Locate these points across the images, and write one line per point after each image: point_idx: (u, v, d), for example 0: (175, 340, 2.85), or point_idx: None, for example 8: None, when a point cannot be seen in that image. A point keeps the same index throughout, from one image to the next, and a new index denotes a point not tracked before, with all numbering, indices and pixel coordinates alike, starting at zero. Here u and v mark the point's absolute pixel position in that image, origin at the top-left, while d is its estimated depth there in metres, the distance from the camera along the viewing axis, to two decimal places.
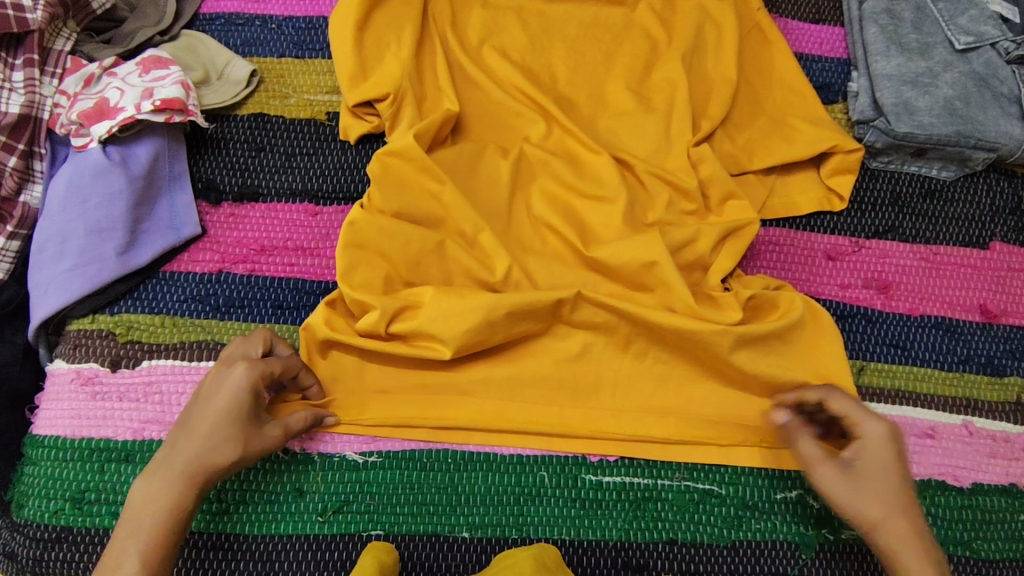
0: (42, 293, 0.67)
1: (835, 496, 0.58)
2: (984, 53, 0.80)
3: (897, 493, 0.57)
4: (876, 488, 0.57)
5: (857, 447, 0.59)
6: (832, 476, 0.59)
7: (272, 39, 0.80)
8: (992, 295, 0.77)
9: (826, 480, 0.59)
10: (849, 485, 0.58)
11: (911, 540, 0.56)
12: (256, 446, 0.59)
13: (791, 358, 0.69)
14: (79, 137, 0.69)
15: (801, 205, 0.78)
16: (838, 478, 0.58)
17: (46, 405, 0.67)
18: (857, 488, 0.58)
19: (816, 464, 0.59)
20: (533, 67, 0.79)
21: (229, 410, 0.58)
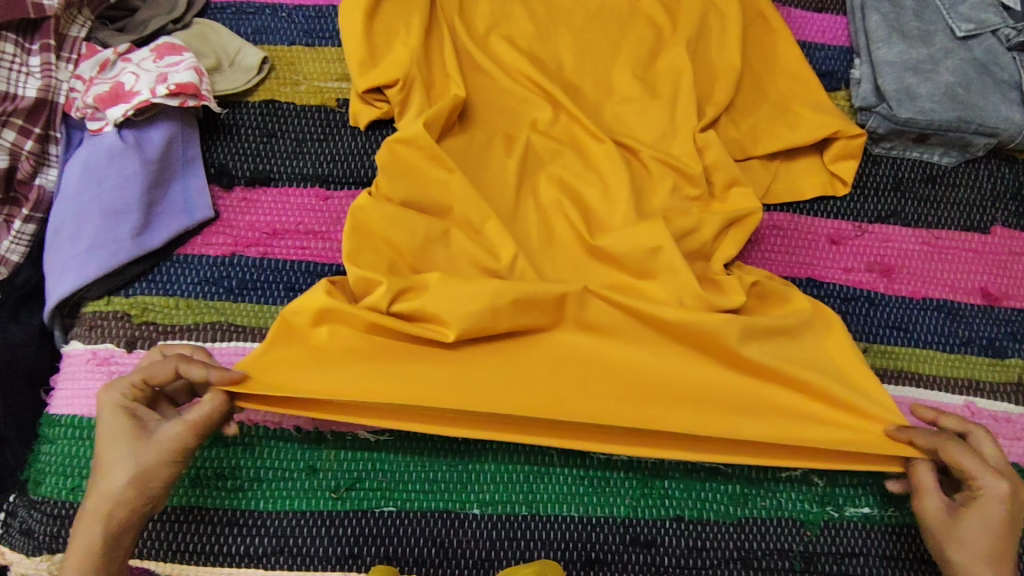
0: (57, 275, 0.68)
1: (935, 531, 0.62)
2: (984, 40, 0.81)
3: (998, 553, 0.60)
4: (974, 539, 0.60)
5: (972, 509, 0.61)
6: (933, 514, 0.62)
7: (282, 28, 0.81)
8: (993, 279, 0.78)
9: (929, 516, 0.62)
10: (945, 528, 0.61)
11: None
12: (148, 452, 0.59)
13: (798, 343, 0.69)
14: (94, 121, 0.71)
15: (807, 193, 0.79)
16: (956, 536, 0.61)
17: (62, 386, 0.68)
18: (968, 550, 0.60)
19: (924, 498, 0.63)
20: (539, 55, 0.81)
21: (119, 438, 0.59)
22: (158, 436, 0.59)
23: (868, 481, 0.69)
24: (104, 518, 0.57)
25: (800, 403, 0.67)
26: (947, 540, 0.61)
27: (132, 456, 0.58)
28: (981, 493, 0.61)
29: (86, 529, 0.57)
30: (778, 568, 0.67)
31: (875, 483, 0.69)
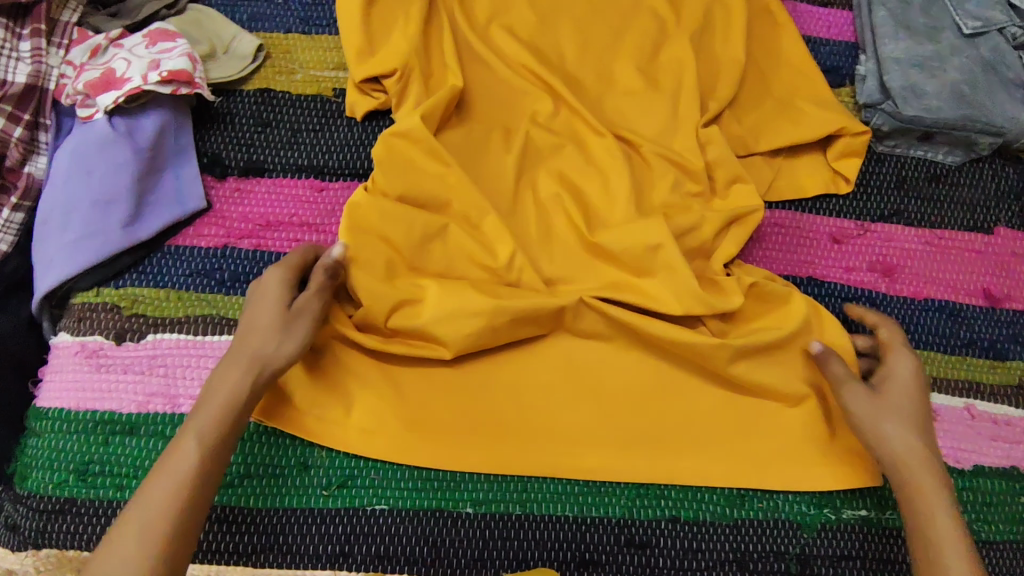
0: (46, 265, 0.67)
1: (862, 416, 0.63)
2: (991, 37, 0.80)
3: (911, 421, 0.62)
4: (901, 409, 0.62)
5: (884, 380, 0.65)
6: (859, 399, 0.63)
7: (278, 15, 0.79)
8: (996, 280, 0.77)
9: (855, 403, 0.63)
10: (873, 406, 0.63)
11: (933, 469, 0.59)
12: (296, 326, 0.61)
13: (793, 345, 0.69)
14: (85, 108, 0.68)
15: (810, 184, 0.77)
16: (858, 398, 0.63)
17: (50, 378, 0.67)
18: (875, 411, 0.62)
19: (847, 385, 0.64)
20: (540, 46, 0.79)
21: (273, 306, 0.61)
22: (299, 307, 0.62)
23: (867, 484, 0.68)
24: (245, 377, 0.58)
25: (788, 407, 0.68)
26: (853, 405, 0.63)
27: (282, 325, 0.61)
28: (889, 366, 0.66)
29: (223, 387, 0.58)
30: (773, 570, 0.66)
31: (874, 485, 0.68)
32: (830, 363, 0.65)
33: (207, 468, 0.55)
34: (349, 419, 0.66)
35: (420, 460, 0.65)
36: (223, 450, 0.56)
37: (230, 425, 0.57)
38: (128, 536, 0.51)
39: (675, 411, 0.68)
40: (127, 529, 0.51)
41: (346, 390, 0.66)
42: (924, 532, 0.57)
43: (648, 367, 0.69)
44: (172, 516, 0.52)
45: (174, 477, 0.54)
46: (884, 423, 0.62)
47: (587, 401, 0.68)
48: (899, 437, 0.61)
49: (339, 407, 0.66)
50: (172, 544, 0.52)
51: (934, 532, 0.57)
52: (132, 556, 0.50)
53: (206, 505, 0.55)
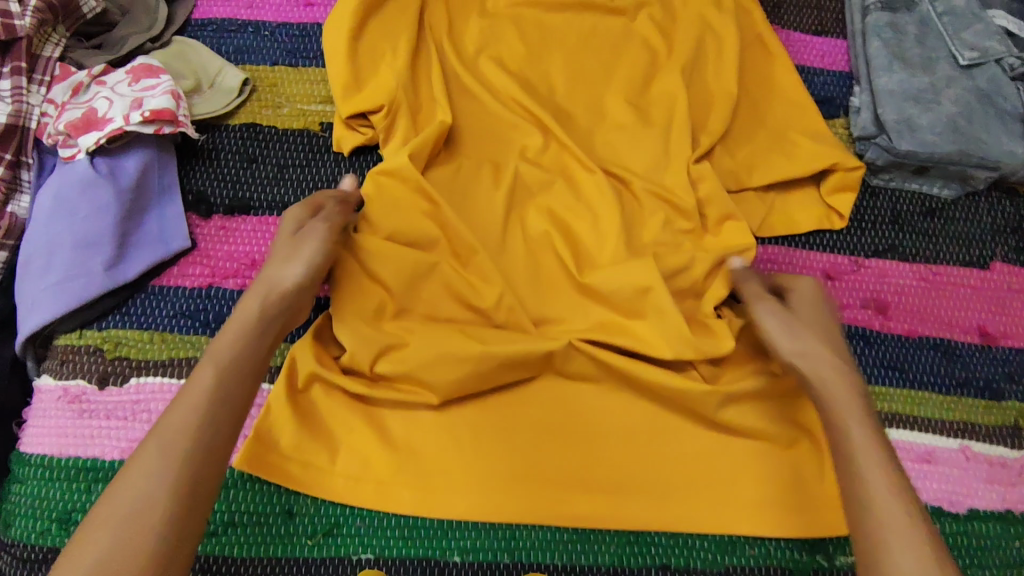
0: (26, 308, 0.66)
1: (771, 330, 0.64)
2: (989, 68, 0.78)
3: (819, 335, 0.63)
4: (807, 326, 0.63)
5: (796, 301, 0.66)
6: (768, 312, 0.65)
7: (265, 47, 0.78)
8: (992, 317, 0.76)
9: (764, 315, 0.65)
10: (781, 320, 0.64)
11: (838, 369, 0.60)
12: (303, 250, 0.64)
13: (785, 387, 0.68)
14: (66, 148, 0.68)
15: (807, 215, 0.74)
16: (767, 315, 0.65)
17: (33, 422, 0.66)
18: (789, 326, 0.63)
19: (756, 304, 0.66)
20: (530, 78, 0.78)
21: (283, 240, 0.65)
22: (304, 234, 0.65)
23: None
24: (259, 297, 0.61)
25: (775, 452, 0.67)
26: (763, 323, 0.65)
27: (292, 248, 0.64)
28: (798, 292, 0.67)
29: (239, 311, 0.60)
30: None
31: None
32: (746, 281, 0.68)
33: (227, 381, 0.56)
34: (335, 465, 0.65)
35: (406, 508, 0.64)
36: (245, 365, 0.57)
37: (249, 340, 0.58)
38: (151, 444, 0.51)
39: (667, 455, 0.67)
40: (151, 439, 0.52)
41: (333, 434, 0.66)
42: (841, 441, 0.56)
43: (639, 410, 0.68)
44: (195, 426, 0.53)
45: (196, 392, 0.54)
46: (793, 339, 0.62)
47: (577, 446, 0.67)
48: (808, 352, 0.62)
49: (325, 453, 0.65)
50: (195, 451, 0.52)
51: (852, 440, 0.56)
52: (155, 462, 0.50)
53: (232, 421, 0.55)
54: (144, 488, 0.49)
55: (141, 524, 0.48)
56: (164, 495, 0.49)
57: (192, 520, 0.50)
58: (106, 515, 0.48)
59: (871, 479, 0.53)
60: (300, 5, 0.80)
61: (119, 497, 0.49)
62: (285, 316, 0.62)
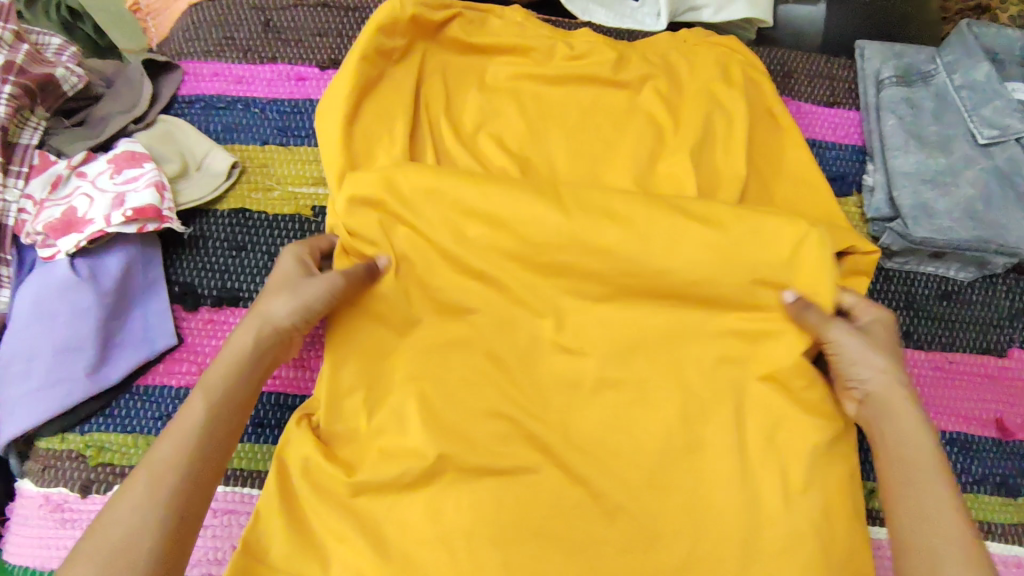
0: (7, 415, 0.63)
1: (848, 354, 0.63)
2: (1008, 147, 0.75)
3: (888, 357, 0.63)
4: (880, 355, 0.62)
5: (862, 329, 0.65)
6: (846, 334, 0.63)
7: (255, 125, 0.75)
8: (1008, 409, 0.73)
9: (842, 338, 0.63)
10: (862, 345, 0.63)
11: (902, 390, 0.61)
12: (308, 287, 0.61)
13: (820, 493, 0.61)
14: (45, 248, 0.65)
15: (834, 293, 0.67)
16: (849, 338, 0.63)
17: (15, 530, 0.64)
18: (856, 350, 0.62)
19: (829, 325, 0.64)
20: (531, 157, 0.75)
21: (288, 272, 0.63)
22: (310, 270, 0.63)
23: None
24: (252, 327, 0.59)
25: None
26: (842, 348, 0.63)
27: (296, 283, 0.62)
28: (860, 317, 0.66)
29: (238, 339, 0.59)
30: None
31: None
32: (807, 314, 0.64)
33: (218, 414, 0.54)
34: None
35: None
36: (236, 399, 0.56)
37: (240, 375, 0.57)
38: (140, 476, 0.50)
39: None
40: (140, 469, 0.50)
41: (326, 549, 0.59)
42: (902, 444, 0.58)
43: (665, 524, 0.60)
44: (185, 456, 0.51)
45: (187, 424, 0.53)
46: (855, 366, 0.62)
47: (591, 566, 0.58)
48: (875, 374, 0.62)
49: (315, 563, 0.58)
50: (184, 484, 0.50)
51: (909, 444, 0.58)
52: (144, 497, 0.49)
53: (223, 456, 0.53)
54: (129, 521, 0.48)
55: (127, 559, 0.47)
56: (150, 531, 0.48)
57: (179, 554, 0.49)
58: (94, 547, 0.47)
59: (930, 484, 0.56)
60: (291, 79, 0.77)
61: (108, 529, 0.48)
62: (277, 347, 0.61)
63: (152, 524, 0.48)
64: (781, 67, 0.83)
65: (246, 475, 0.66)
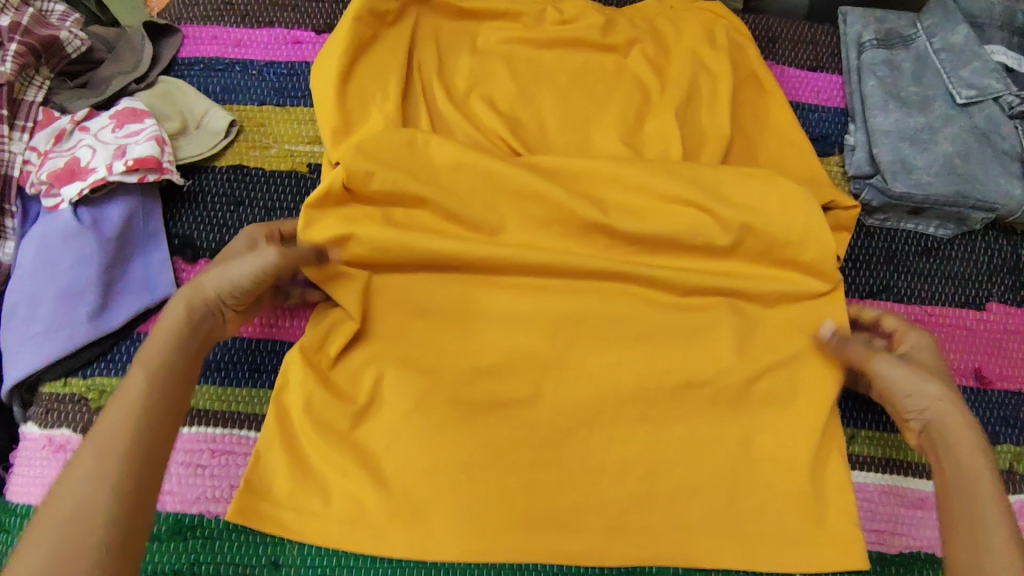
0: (13, 357, 0.66)
1: (898, 381, 0.61)
2: (987, 106, 0.77)
3: (934, 378, 0.60)
4: (927, 379, 0.60)
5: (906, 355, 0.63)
6: (890, 364, 0.61)
7: (252, 86, 0.78)
8: (987, 360, 0.75)
9: (886, 368, 0.61)
10: (907, 371, 0.60)
11: (960, 410, 0.58)
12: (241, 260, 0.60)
13: (794, 430, 0.64)
14: (50, 198, 0.67)
15: (812, 241, 0.69)
16: (893, 366, 0.61)
17: (19, 471, 0.66)
18: (905, 380, 0.60)
19: (874, 358, 0.63)
20: (520, 117, 0.77)
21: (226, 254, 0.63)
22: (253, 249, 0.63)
23: None
24: (187, 299, 0.58)
25: None
26: (887, 380, 0.61)
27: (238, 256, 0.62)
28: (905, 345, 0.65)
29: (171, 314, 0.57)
30: None
31: None
32: (847, 347, 0.65)
33: (159, 387, 0.53)
34: (329, 508, 0.61)
35: (405, 552, 0.59)
36: (177, 370, 0.54)
37: (178, 346, 0.55)
38: (84, 453, 0.48)
39: (677, 512, 0.62)
40: (82, 448, 0.49)
41: (326, 482, 0.62)
42: (960, 473, 0.55)
43: (646, 462, 0.63)
44: (126, 432, 0.50)
45: (127, 398, 0.51)
46: (910, 397, 0.60)
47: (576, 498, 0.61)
48: (930, 402, 0.59)
49: (317, 497, 0.61)
50: (134, 452, 0.49)
51: (965, 462, 0.55)
52: (87, 475, 0.47)
53: (166, 428, 0.52)
54: (78, 497, 0.46)
55: (84, 530, 0.45)
56: (104, 502, 0.47)
57: (136, 519, 0.48)
58: (44, 525, 0.46)
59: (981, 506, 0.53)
60: (288, 42, 0.80)
61: (58, 505, 0.46)
62: (211, 320, 0.59)
63: (108, 493, 0.47)
64: (766, 33, 0.85)
65: (244, 419, 0.68)
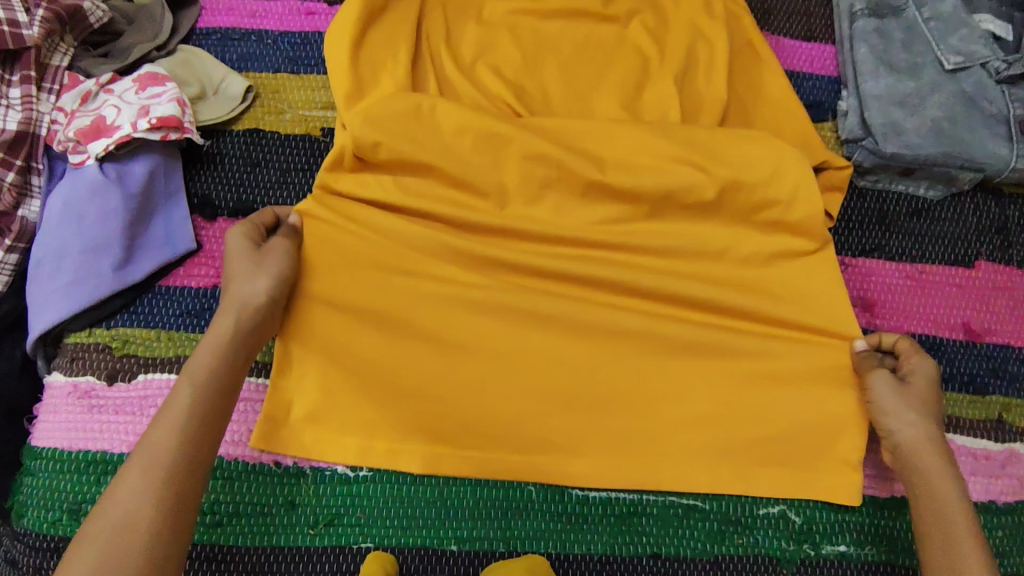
0: (38, 309, 0.68)
1: (885, 401, 0.67)
2: (974, 72, 0.80)
3: (930, 414, 0.66)
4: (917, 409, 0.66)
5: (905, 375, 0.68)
6: (884, 383, 0.67)
7: (267, 55, 0.81)
8: (975, 315, 0.78)
9: (879, 386, 0.67)
10: (897, 392, 0.67)
11: (936, 447, 0.64)
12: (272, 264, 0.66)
13: (775, 376, 0.70)
14: (77, 154, 0.71)
15: (800, 202, 0.73)
16: (884, 389, 0.67)
17: (44, 418, 0.69)
18: (889, 401, 0.66)
19: (871, 374, 0.68)
20: (525, 85, 0.80)
21: (246, 254, 0.66)
22: (273, 247, 0.67)
23: (846, 520, 0.70)
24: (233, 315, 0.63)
25: (764, 443, 0.69)
26: (876, 396, 0.67)
27: (251, 266, 0.65)
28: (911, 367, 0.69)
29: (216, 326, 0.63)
30: None
31: (854, 521, 0.70)
32: (865, 361, 0.69)
33: (202, 397, 0.58)
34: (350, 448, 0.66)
35: None
36: (220, 381, 0.60)
37: (224, 354, 0.61)
38: (137, 460, 0.54)
39: (668, 446, 0.68)
40: (135, 454, 0.55)
41: (345, 425, 0.66)
42: (932, 501, 0.62)
43: (640, 407, 0.69)
44: (174, 437, 0.56)
45: (175, 411, 0.57)
46: (889, 417, 0.66)
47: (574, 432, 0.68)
48: (908, 427, 0.65)
49: (339, 436, 0.66)
50: (179, 460, 0.55)
51: (938, 496, 0.62)
52: (139, 480, 0.53)
53: (212, 432, 0.58)
54: (128, 504, 0.52)
55: (130, 537, 0.51)
56: (150, 510, 0.52)
57: (179, 526, 0.53)
58: (97, 527, 0.51)
59: (951, 537, 0.59)
60: (302, 14, 0.83)
61: (108, 512, 0.52)
62: (258, 325, 0.64)
63: (151, 505, 0.52)
64: (762, 5, 0.88)
65: (260, 367, 0.71)
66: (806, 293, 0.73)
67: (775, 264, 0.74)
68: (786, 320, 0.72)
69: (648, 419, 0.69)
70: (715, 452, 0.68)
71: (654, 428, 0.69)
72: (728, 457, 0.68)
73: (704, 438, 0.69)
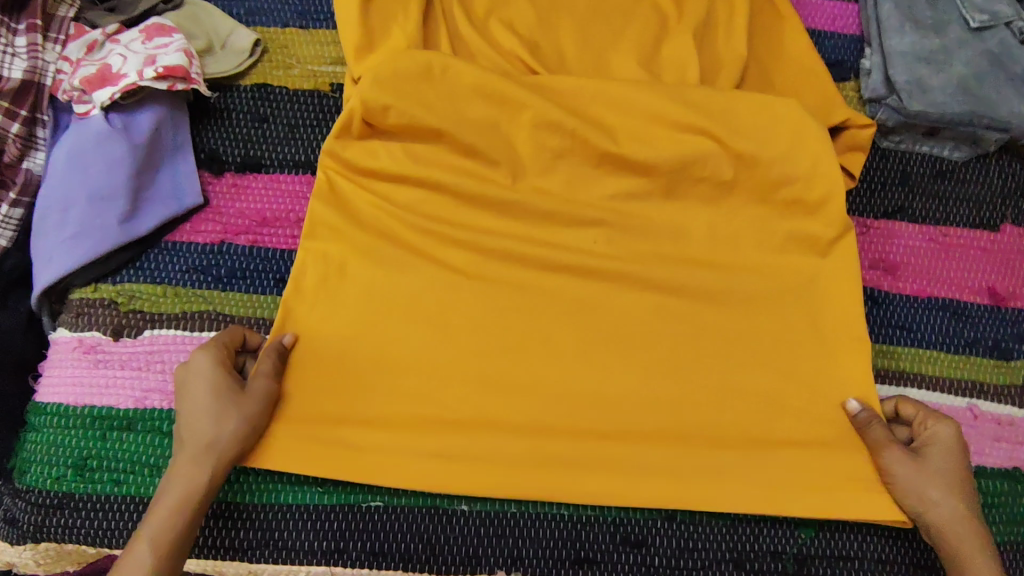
0: (42, 263, 0.67)
1: (906, 482, 0.63)
2: (999, 32, 0.78)
3: (954, 486, 0.62)
4: (938, 486, 0.62)
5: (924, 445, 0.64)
6: (900, 463, 0.63)
7: (276, 9, 0.79)
8: (1000, 279, 0.76)
9: (895, 465, 0.63)
10: (918, 471, 0.62)
11: (965, 521, 0.61)
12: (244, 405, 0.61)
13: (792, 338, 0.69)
14: (82, 104, 0.69)
15: (823, 159, 0.71)
16: (902, 467, 0.63)
17: (49, 373, 0.68)
18: (910, 483, 0.62)
19: (885, 450, 0.64)
20: (540, 41, 0.78)
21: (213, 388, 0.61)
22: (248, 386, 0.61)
23: None
24: (203, 466, 0.58)
25: (784, 406, 0.67)
26: (893, 475, 0.63)
27: (221, 405, 0.60)
28: (930, 432, 0.65)
29: (180, 477, 0.58)
30: (770, 570, 0.66)
31: None
32: (870, 428, 0.65)
33: (163, 562, 0.56)
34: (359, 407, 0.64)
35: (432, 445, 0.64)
36: (181, 539, 0.57)
37: (183, 512, 0.58)
38: None
39: (685, 408, 0.67)
40: None
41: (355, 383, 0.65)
42: None
43: (656, 368, 0.68)
44: None
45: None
46: (913, 498, 0.62)
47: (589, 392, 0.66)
48: (934, 507, 0.62)
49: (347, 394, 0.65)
50: None
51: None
52: None
53: None
54: None
55: None
56: None
57: None
58: None
59: None
60: None
61: None
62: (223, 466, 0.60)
63: None
64: None
65: (265, 324, 0.69)
66: (826, 253, 0.71)
67: (795, 224, 0.72)
68: (803, 281, 0.70)
69: (664, 380, 0.67)
70: (732, 413, 0.67)
71: (670, 389, 0.67)
72: (747, 420, 0.67)
73: (720, 399, 0.67)
